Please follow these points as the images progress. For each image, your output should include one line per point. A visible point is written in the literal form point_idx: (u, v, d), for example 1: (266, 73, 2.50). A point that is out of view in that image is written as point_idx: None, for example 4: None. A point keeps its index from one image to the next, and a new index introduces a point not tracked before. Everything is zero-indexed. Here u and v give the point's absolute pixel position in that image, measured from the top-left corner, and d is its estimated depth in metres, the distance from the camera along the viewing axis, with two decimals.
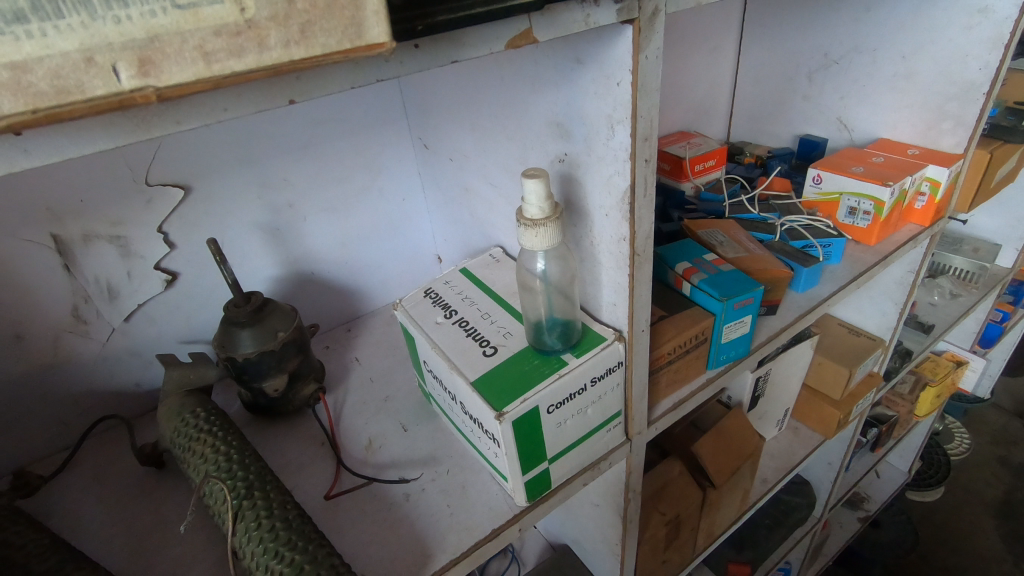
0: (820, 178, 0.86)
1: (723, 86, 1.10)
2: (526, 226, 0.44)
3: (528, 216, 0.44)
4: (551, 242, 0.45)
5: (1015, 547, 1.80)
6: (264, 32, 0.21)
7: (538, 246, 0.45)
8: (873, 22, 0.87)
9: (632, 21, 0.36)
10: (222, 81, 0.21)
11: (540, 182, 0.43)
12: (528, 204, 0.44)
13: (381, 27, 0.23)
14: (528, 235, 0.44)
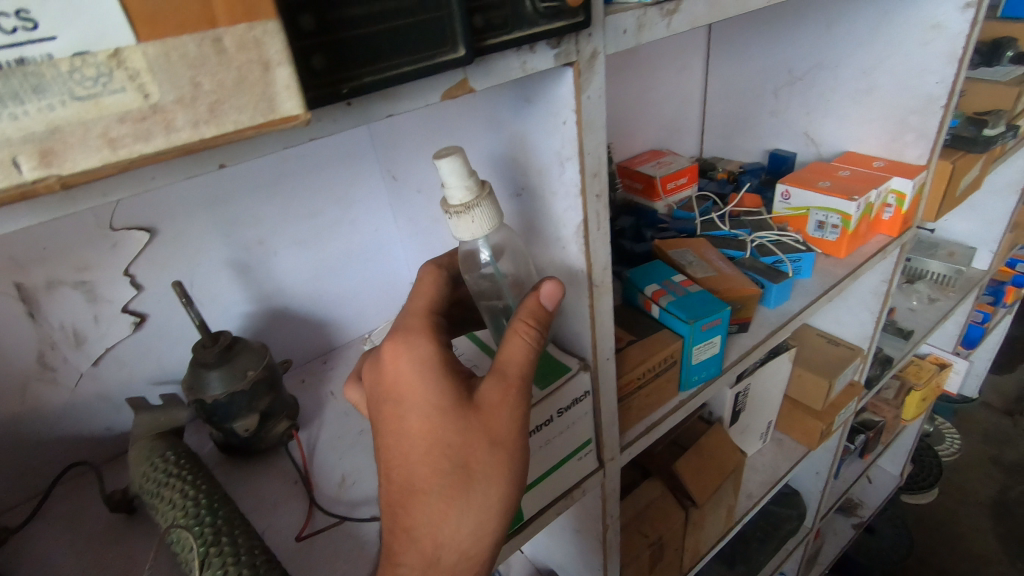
0: (788, 194, 0.87)
1: (693, 103, 1.12)
2: (455, 213, 0.41)
3: (455, 202, 0.41)
4: (486, 224, 0.42)
5: (1011, 547, 1.81)
6: (171, 115, 0.21)
7: (473, 234, 0.41)
8: (833, 38, 0.89)
9: (572, 64, 0.36)
10: (131, 163, 0.22)
11: (454, 159, 0.39)
12: (450, 190, 0.41)
13: (294, 100, 0.23)
14: (460, 222, 0.41)
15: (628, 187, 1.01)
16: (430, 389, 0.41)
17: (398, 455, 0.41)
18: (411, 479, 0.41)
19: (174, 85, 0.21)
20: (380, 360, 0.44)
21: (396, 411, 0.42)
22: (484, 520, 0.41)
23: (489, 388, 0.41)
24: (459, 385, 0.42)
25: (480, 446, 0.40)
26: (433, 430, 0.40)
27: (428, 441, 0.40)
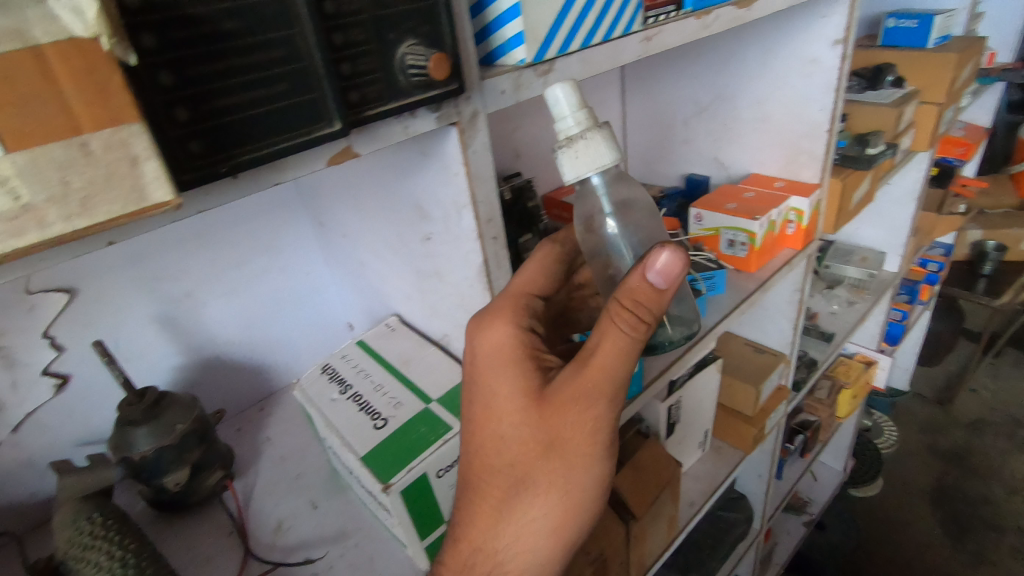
0: (700, 216, 0.95)
1: (614, 134, 1.19)
2: (563, 144, 0.43)
3: (565, 135, 0.43)
4: (596, 155, 0.43)
5: (951, 530, 1.93)
6: (43, 212, 0.23)
7: (587, 171, 0.43)
8: (729, 73, 0.97)
9: (455, 123, 0.40)
10: (9, 256, 0.23)
11: (568, 86, 0.42)
12: (563, 121, 0.43)
13: (164, 188, 0.25)
14: (568, 152, 0.43)
15: (556, 217, 1.05)
16: (506, 381, 0.46)
17: (474, 437, 0.47)
18: (478, 463, 0.47)
19: (45, 186, 0.23)
20: (472, 338, 0.48)
21: (479, 397, 0.47)
22: (558, 506, 0.46)
23: (564, 386, 0.44)
24: (536, 377, 0.45)
25: (542, 444, 0.45)
26: (502, 424, 0.45)
27: (496, 431, 0.46)
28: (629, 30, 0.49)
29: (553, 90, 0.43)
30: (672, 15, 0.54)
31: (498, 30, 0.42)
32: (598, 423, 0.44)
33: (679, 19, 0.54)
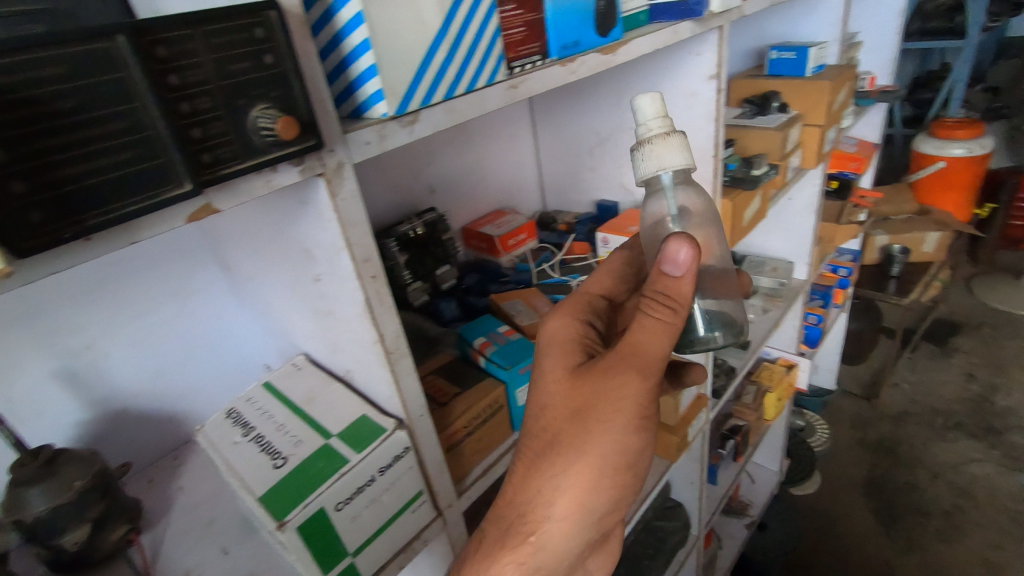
0: (607, 240, 1.01)
1: (528, 165, 1.25)
2: (645, 138, 0.61)
3: (646, 134, 0.61)
4: (670, 144, 0.59)
5: (883, 519, 2.04)
6: None
7: (665, 165, 0.59)
8: (624, 106, 1.05)
9: (320, 174, 0.43)
10: None
11: (653, 98, 0.61)
12: (644, 125, 0.61)
13: None
14: (649, 144, 0.60)
15: (474, 246, 1.11)
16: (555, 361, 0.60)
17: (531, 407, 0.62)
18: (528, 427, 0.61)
19: None
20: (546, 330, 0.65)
21: (539, 375, 0.62)
22: (580, 466, 0.57)
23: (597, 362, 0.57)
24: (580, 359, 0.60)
25: (570, 410, 0.57)
26: (545, 393, 0.60)
27: (542, 399, 0.60)
28: (493, 80, 0.54)
29: (643, 105, 0.61)
30: (538, 64, 0.59)
31: (360, 87, 0.45)
32: (618, 396, 0.55)
33: (544, 67, 0.59)
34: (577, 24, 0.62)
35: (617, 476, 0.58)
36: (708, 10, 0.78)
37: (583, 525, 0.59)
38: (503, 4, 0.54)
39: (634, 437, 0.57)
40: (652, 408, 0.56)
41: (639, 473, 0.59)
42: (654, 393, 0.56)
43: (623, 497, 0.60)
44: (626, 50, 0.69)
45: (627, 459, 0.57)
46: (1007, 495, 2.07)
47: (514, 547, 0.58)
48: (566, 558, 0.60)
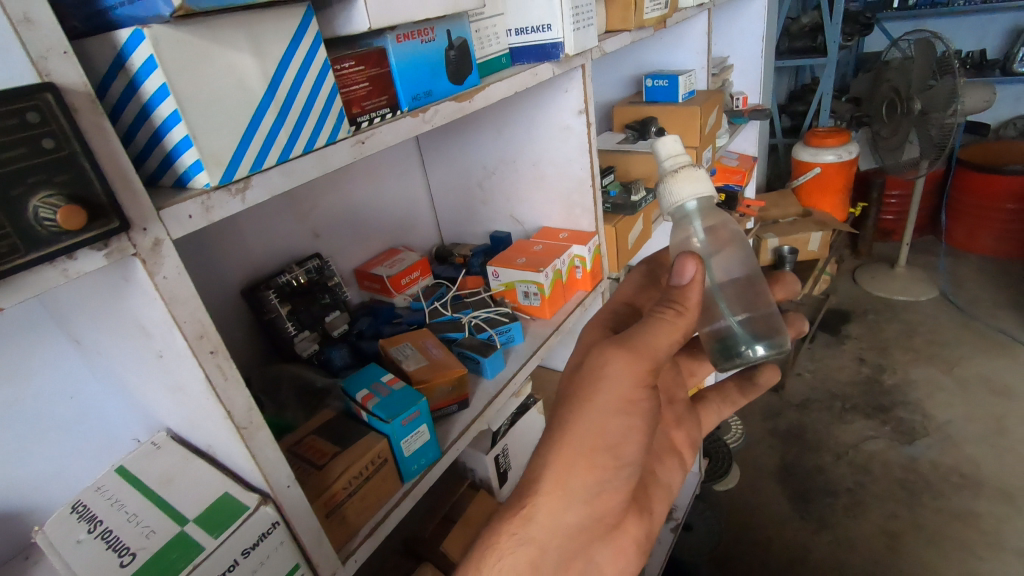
0: (497, 273, 1.02)
1: (420, 200, 1.24)
2: (670, 171, 0.74)
3: (672, 167, 0.75)
4: (691, 171, 0.73)
5: (797, 503, 2.14)
6: None
7: (673, 203, 0.73)
8: (505, 139, 1.07)
9: (133, 256, 0.40)
10: None
11: (673, 138, 0.76)
12: (671, 160, 0.75)
13: None
14: (674, 174, 0.74)
15: (368, 287, 1.09)
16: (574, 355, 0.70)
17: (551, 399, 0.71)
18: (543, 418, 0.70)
19: None
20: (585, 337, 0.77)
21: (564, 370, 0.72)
22: (569, 444, 0.64)
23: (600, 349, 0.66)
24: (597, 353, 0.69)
25: (571, 392, 0.66)
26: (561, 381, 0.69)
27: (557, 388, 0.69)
28: (335, 138, 0.53)
29: (663, 148, 0.76)
30: (388, 117, 0.59)
31: (176, 157, 0.43)
32: (606, 375, 0.63)
33: (393, 120, 0.59)
34: (428, 75, 0.63)
35: (601, 457, 0.64)
36: (566, 53, 0.80)
37: (574, 506, 0.65)
38: (340, 61, 0.54)
39: (616, 421, 0.64)
40: (637, 393, 0.64)
41: (626, 457, 0.66)
42: (641, 378, 0.64)
43: (613, 482, 0.66)
44: (483, 96, 0.70)
45: (613, 441, 0.65)
46: (898, 466, 2.21)
47: (509, 521, 0.64)
48: (559, 539, 0.65)
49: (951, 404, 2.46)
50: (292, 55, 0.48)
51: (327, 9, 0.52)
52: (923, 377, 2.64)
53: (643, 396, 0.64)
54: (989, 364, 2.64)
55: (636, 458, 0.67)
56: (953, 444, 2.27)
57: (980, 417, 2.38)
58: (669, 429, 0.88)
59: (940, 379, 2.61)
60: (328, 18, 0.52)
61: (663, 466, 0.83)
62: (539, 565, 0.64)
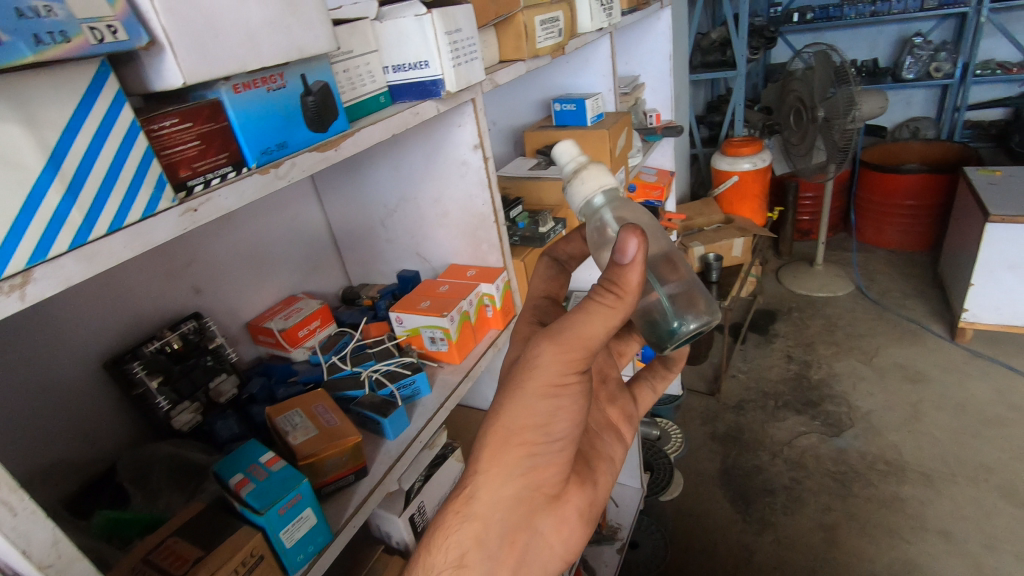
0: (401, 319, 0.95)
1: (323, 241, 1.17)
2: (574, 173, 0.73)
3: (573, 170, 0.74)
4: (593, 168, 0.72)
5: (739, 505, 2.16)
6: None
7: (578, 201, 0.72)
8: (403, 175, 1.02)
9: None
10: None
11: (569, 143, 0.75)
12: (570, 164, 0.74)
13: None
14: (578, 175, 0.72)
15: (262, 342, 1.00)
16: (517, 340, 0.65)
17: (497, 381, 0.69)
18: None
19: None
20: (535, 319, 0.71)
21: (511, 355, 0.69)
22: (496, 423, 0.61)
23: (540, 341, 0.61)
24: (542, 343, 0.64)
25: (506, 379, 0.62)
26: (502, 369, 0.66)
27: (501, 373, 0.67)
28: (155, 210, 0.45)
29: (561, 154, 0.75)
30: (230, 176, 0.52)
31: None
32: (534, 362, 0.59)
33: (236, 181, 0.52)
34: (281, 124, 0.56)
35: (532, 434, 0.60)
36: (447, 90, 0.76)
37: (513, 481, 0.62)
38: (157, 120, 0.46)
39: (543, 401, 0.60)
40: (565, 374, 0.59)
41: (556, 435, 0.61)
42: (572, 359, 0.59)
43: (549, 456, 0.62)
44: (352, 142, 0.65)
45: (540, 421, 0.60)
46: (829, 459, 2.28)
47: (453, 498, 0.62)
48: (500, 513, 0.62)
49: (872, 394, 2.57)
50: (82, 120, 0.40)
51: (129, 61, 0.44)
52: (845, 369, 2.76)
53: (575, 374, 0.60)
54: (902, 352, 2.80)
55: (570, 432, 0.62)
56: (877, 433, 2.36)
57: (898, 404, 2.50)
58: (604, 407, 0.83)
59: (861, 370, 2.73)
60: (133, 71, 0.44)
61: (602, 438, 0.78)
62: (484, 539, 0.62)
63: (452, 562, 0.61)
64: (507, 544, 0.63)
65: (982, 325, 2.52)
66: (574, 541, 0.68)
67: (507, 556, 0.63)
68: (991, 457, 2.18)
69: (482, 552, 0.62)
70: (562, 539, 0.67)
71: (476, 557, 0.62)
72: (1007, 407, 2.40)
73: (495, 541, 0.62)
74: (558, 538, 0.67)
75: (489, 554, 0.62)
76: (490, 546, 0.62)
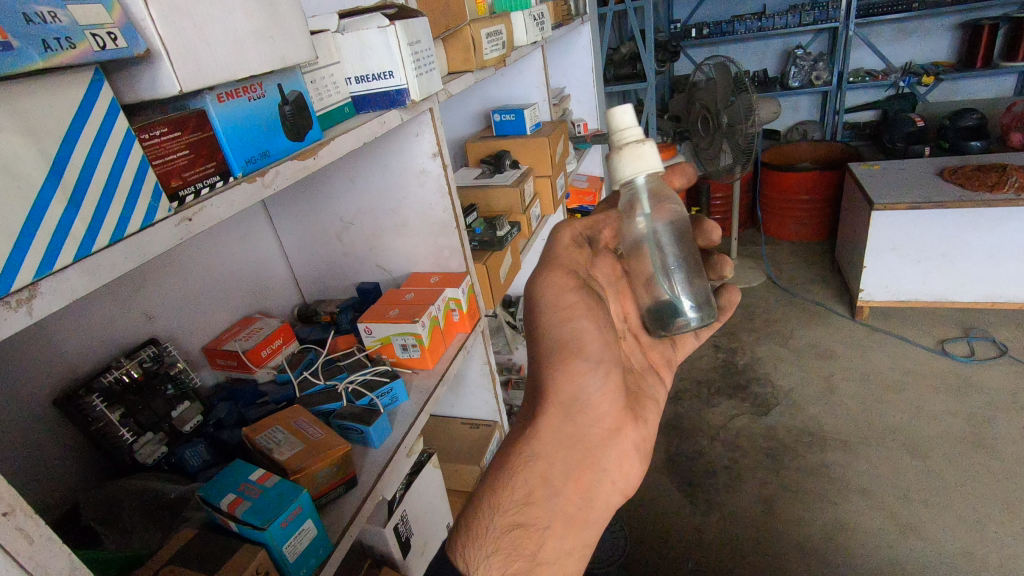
0: (369, 329, 0.95)
1: (274, 260, 1.14)
2: (627, 144, 0.69)
3: (625, 139, 0.70)
4: (648, 146, 0.68)
5: (685, 490, 2.27)
6: None
7: (624, 173, 0.69)
8: (359, 187, 1.02)
9: None
10: None
11: (631, 110, 0.70)
12: (626, 131, 0.70)
13: None
14: (629, 147, 0.69)
15: (223, 366, 0.96)
16: None
17: None
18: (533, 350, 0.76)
19: None
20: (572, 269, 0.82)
21: None
22: (542, 364, 0.70)
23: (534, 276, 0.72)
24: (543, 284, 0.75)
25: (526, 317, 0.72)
26: None
27: None
28: (153, 220, 0.45)
29: (619, 118, 0.70)
30: (218, 186, 0.52)
31: None
32: (538, 288, 0.69)
33: (226, 190, 0.52)
34: (262, 135, 0.57)
35: (579, 360, 0.69)
36: (411, 99, 0.78)
37: (572, 416, 0.71)
38: (148, 129, 0.45)
39: (569, 329, 0.68)
40: (567, 299, 0.68)
41: (595, 357, 0.69)
42: (565, 283, 0.69)
43: (597, 386, 0.71)
44: (328, 150, 0.65)
45: (573, 346, 0.69)
46: (761, 436, 2.46)
47: (517, 445, 0.70)
48: (562, 450, 0.70)
49: (791, 373, 2.81)
50: (80, 129, 0.39)
51: (121, 68, 0.43)
52: (766, 353, 2.98)
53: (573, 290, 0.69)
54: (813, 333, 3.07)
55: (605, 351, 0.70)
56: (798, 408, 2.58)
57: (814, 379, 2.74)
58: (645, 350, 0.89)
59: (780, 352, 2.97)
60: (125, 78, 0.44)
61: (646, 380, 0.86)
62: (550, 476, 0.69)
63: (519, 500, 0.67)
64: (573, 479, 0.70)
65: (876, 302, 2.82)
66: (632, 474, 0.76)
67: (573, 493, 0.70)
68: (895, 418, 2.44)
69: (548, 489, 0.69)
70: (622, 474, 0.76)
71: (542, 495, 0.68)
72: (903, 372, 2.69)
73: (560, 477, 0.69)
74: (617, 472, 0.75)
75: (556, 491, 0.69)
76: (556, 483, 0.69)
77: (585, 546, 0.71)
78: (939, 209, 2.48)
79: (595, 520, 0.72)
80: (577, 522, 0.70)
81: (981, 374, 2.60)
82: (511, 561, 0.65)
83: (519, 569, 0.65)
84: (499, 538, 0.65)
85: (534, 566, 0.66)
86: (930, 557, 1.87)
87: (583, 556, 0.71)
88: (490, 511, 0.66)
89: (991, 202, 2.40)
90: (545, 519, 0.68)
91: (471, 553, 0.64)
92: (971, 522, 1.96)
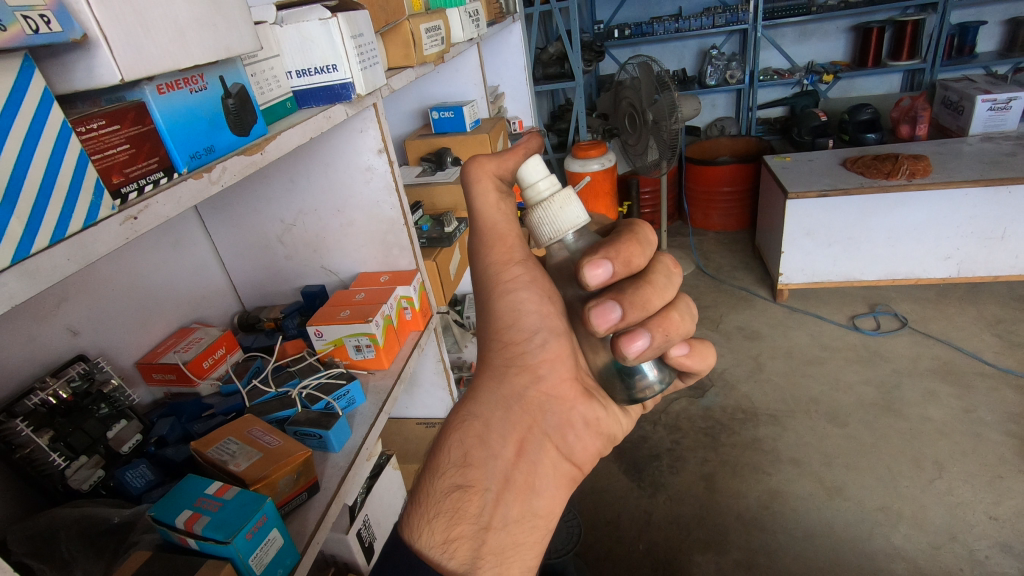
0: (320, 331, 0.92)
1: (210, 267, 1.08)
2: (548, 197, 0.61)
3: (544, 193, 0.61)
4: (569, 195, 0.61)
5: (632, 474, 2.35)
6: None
7: (553, 228, 0.61)
8: (300, 186, 0.98)
9: None
10: None
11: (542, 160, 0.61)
12: (541, 184, 0.61)
13: None
14: (551, 201, 0.61)
15: (161, 380, 0.90)
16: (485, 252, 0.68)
17: None
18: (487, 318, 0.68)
19: None
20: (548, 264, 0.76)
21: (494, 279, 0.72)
22: (486, 335, 0.63)
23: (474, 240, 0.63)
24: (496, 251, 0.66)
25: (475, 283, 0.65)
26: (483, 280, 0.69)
27: None
28: (96, 218, 0.42)
29: (532, 169, 0.61)
30: (163, 182, 0.49)
31: None
32: (475, 259, 0.63)
33: (171, 186, 0.49)
34: (207, 129, 0.54)
35: (514, 330, 0.61)
36: (356, 93, 0.76)
37: (507, 378, 0.61)
38: (85, 122, 0.42)
39: (507, 300, 0.61)
40: (509, 270, 0.61)
41: (532, 329, 0.61)
42: (507, 256, 0.62)
43: (536, 351, 0.61)
44: (276, 145, 0.63)
45: (508, 319, 0.61)
46: (699, 416, 2.58)
47: (454, 406, 0.62)
48: (502, 411, 0.60)
49: (722, 355, 2.96)
50: (11, 120, 0.36)
51: (54, 56, 0.40)
52: None
53: (516, 260, 0.61)
54: (740, 316, 3.26)
55: (546, 322, 0.62)
56: (731, 387, 2.73)
57: (743, 359, 2.91)
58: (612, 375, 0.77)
59: (712, 336, 3.13)
60: (58, 66, 0.40)
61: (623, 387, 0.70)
62: (486, 438, 0.59)
63: (457, 461, 0.59)
64: (514, 446, 0.59)
65: (794, 285, 3.03)
66: (580, 448, 0.64)
67: (515, 456, 0.59)
68: (816, 390, 2.63)
69: (485, 451, 0.59)
70: (568, 442, 0.63)
71: (480, 456, 0.59)
72: (820, 347, 2.91)
73: (497, 439, 0.59)
74: (566, 441, 0.62)
75: (494, 454, 0.59)
76: (494, 445, 0.59)
77: (536, 517, 0.59)
78: (844, 196, 2.71)
79: (547, 490, 0.60)
80: (522, 489, 0.59)
81: (886, 345, 2.86)
82: (454, 525, 0.58)
83: (463, 534, 0.58)
84: (441, 500, 0.58)
85: (481, 534, 0.57)
86: (854, 515, 2.04)
87: (535, 528, 0.59)
88: (431, 475, 0.60)
89: (888, 188, 2.64)
90: (486, 481, 0.58)
91: (415, 519, 0.59)
92: (885, 480, 2.15)
